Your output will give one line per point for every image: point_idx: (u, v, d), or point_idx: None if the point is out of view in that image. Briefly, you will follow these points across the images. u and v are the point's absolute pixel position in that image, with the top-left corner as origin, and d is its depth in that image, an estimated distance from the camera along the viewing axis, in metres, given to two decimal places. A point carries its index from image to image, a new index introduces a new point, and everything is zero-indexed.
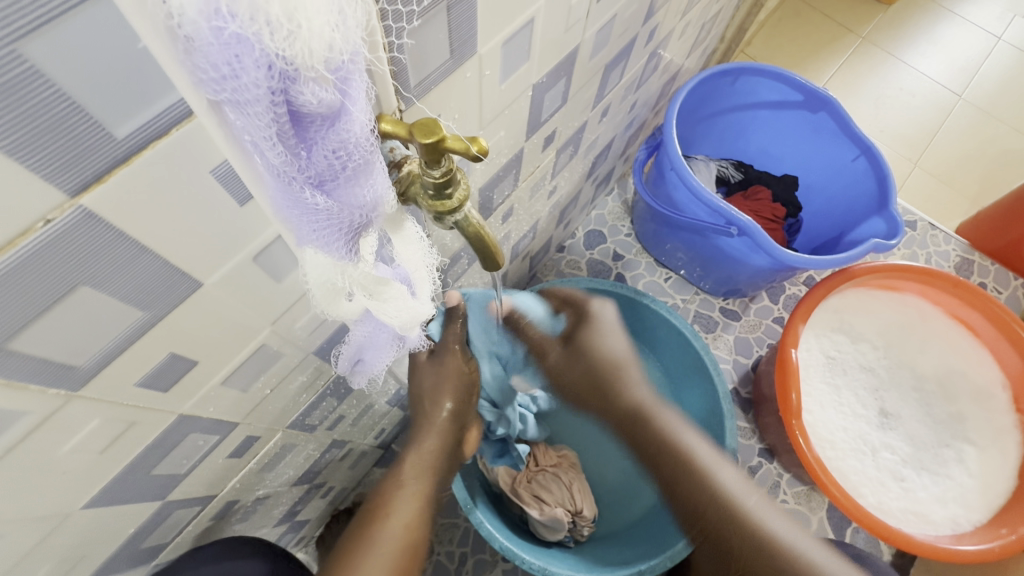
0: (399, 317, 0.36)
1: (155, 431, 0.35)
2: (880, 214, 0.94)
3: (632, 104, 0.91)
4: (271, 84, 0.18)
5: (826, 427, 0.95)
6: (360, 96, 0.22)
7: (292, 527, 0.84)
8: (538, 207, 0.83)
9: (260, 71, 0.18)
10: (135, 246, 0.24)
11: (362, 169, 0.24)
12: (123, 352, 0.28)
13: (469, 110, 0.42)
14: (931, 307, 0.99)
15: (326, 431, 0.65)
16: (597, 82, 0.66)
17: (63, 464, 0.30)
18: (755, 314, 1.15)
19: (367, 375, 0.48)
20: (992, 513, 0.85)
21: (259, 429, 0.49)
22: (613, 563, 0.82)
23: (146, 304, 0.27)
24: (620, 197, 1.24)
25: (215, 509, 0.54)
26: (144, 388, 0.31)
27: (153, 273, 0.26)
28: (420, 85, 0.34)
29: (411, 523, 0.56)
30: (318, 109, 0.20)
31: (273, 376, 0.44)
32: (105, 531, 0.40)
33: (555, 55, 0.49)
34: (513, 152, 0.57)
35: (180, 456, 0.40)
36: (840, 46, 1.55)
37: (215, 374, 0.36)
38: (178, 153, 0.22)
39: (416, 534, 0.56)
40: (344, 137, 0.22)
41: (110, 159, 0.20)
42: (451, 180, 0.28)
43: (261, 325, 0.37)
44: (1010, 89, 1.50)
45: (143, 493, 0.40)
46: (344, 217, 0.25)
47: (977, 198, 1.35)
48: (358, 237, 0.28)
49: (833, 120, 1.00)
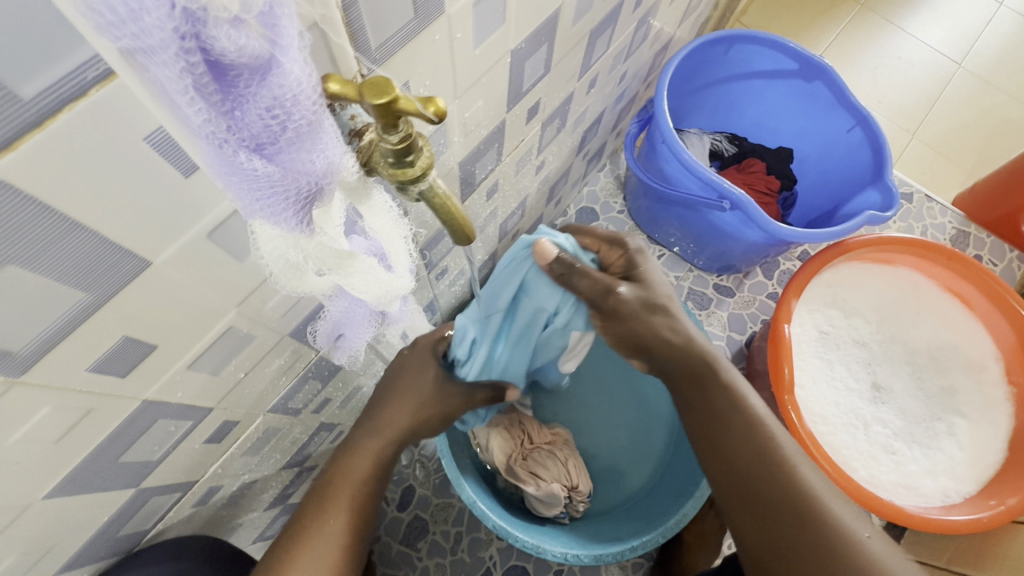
0: (371, 292, 0.35)
1: (117, 418, 0.34)
2: (875, 185, 0.92)
3: (622, 75, 0.88)
4: (177, 26, 0.16)
5: (818, 402, 0.95)
6: (293, 46, 0.20)
7: (284, 510, 0.84)
8: (526, 183, 0.81)
9: (163, 10, 0.16)
10: (65, 221, 0.22)
11: (304, 129, 0.22)
12: (67, 336, 0.26)
13: (441, 76, 0.39)
14: (925, 280, 0.98)
15: (312, 414, 0.64)
16: (582, 50, 0.63)
17: (15, 452, 0.29)
18: (749, 290, 1.14)
19: (348, 351, 0.47)
20: (982, 485, 0.86)
21: (236, 414, 0.48)
22: (604, 540, 0.82)
23: (85, 284, 0.25)
24: (611, 173, 1.22)
25: (196, 495, 0.53)
26: (99, 373, 0.30)
27: (90, 249, 0.24)
28: (382, 48, 0.32)
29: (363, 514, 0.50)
30: (241, 59, 0.18)
31: (247, 359, 0.42)
32: (75, 520, 0.39)
33: (534, 19, 0.47)
34: (493, 124, 0.55)
35: (151, 442, 0.39)
36: (838, 14, 1.50)
37: (179, 357, 0.35)
38: (102, 118, 0.20)
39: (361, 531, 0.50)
40: (279, 92, 0.20)
41: (19, 123, 0.18)
42: (411, 147, 0.26)
43: (227, 305, 0.35)
44: (1010, 57, 1.46)
45: (113, 480, 0.39)
46: (289, 184, 0.23)
47: (974, 170, 1.33)
48: (310, 208, 0.26)
49: (829, 88, 0.97)
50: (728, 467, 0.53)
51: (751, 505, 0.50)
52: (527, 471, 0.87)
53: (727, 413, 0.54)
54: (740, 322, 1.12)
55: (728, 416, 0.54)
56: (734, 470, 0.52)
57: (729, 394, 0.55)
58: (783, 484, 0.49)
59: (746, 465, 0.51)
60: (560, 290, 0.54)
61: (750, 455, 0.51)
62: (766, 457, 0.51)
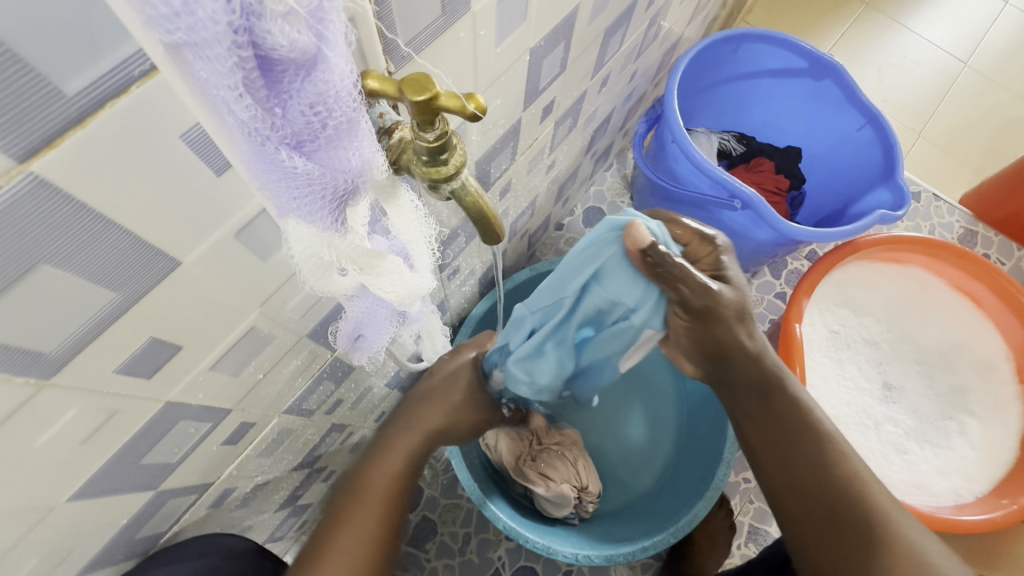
0: (396, 291, 0.34)
1: (140, 420, 0.33)
2: (886, 184, 0.92)
3: (633, 74, 0.88)
4: (231, 20, 0.16)
5: (829, 401, 0.94)
6: (339, 42, 0.19)
7: (294, 512, 0.83)
8: (536, 183, 0.81)
9: (218, 4, 0.15)
10: (100, 221, 0.22)
11: (344, 126, 0.22)
12: (96, 337, 0.26)
13: (463, 74, 0.39)
14: (934, 279, 0.98)
15: (325, 416, 0.64)
16: (596, 48, 0.63)
17: (41, 455, 0.29)
18: (757, 290, 1.14)
19: (368, 352, 0.46)
20: (994, 484, 0.85)
21: (253, 415, 0.47)
22: (615, 540, 0.81)
23: (116, 285, 0.25)
24: (618, 172, 1.22)
25: (211, 497, 0.53)
26: (125, 375, 0.30)
27: (122, 249, 0.24)
28: (409, 45, 0.32)
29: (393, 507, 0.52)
30: (290, 55, 0.18)
31: (266, 360, 0.42)
32: (95, 523, 0.38)
33: (553, 16, 0.46)
34: (509, 123, 0.54)
35: (171, 444, 0.39)
36: (844, 13, 1.50)
37: (202, 359, 0.35)
38: (141, 115, 0.20)
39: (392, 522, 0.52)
40: (323, 89, 0.20)
41: (62, 120, 0.18)
42: (446, 145, 0.26)
43: (250, 306, 0.35)
44: (1015, 56, 1.46)
45: (133, 483, 0.38)
46: (326, 182, 0.23)
47: (981, 169, 1.32)
48: (343, 206, 0.26)
49: (838, 87, 0.97)
50: (798, 485, 0.52)
51: (821, 521, 0.50)
52: (538, 472, 0.86)
53: (798, 426, 0.53)
54: None
55: (796, 429, 0.53)
56: (805, 486, 0.51)
57: (796, 408, 0.53)
58: (854, 501, 0.50)
59: (818, 483, 0.51)
60: (644, 282, 0.45)
61: (820, 472, 0.51)
62: (836, 473, 0.51)
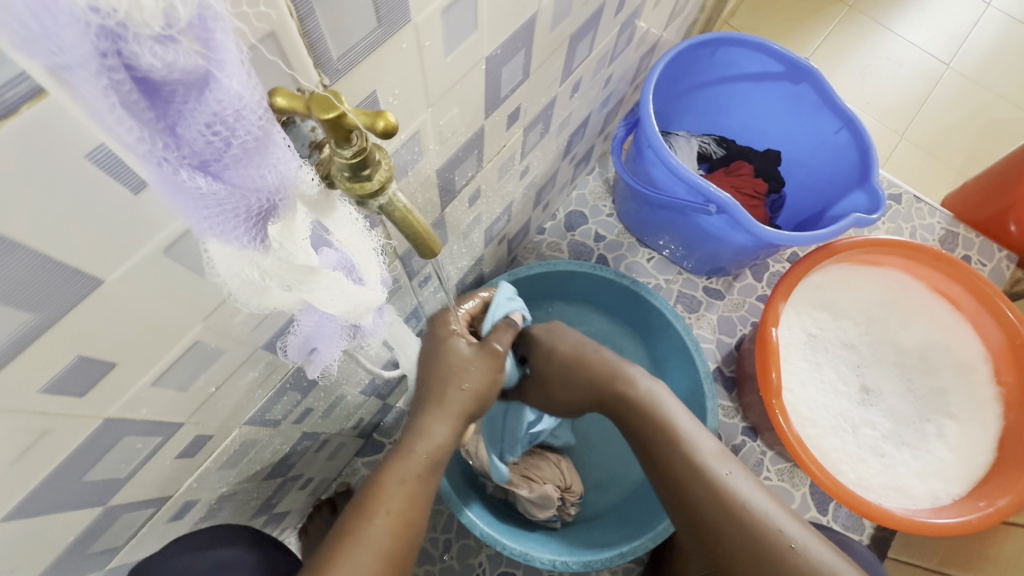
0: (340, 306, 0.34)
1: (79, 437, 0.33)
2: (862, 187, 0.92)
3: (607, 78, 0.88)
4: (98, 44, 0.16)
5: (807, 405, 0.94)
6: (231, 61, 0.19)
7: (269, 521, 0.83)
8: (510, 188, 0.81)
9: (79, 28, 0.15)
10: (1, 242, 0.21)
11: (249, 145, 0.21)
12: (14, 358, 0.26)
13: (411, 85, 0.39)
14: (913, 282, 0.98)
15: (293, 425, 0.64)
16: (563, 55, 0.63)
17: None
18: (739, 293, 1.14)
19: (323, 365, 0.46)
20: (971, 486, 0.85)
21: (209, 428, 0.47)
22: (595, 546, 0.81)
23: (31, 305, 0.24)
24: (600, 176, 1.22)
25: (172, 509, 0.52)
26: (55, 394, 0.29)
27: (33, 270, 0.23)
28: (344, 58, 0.31)
29: (404, 517, 0.49)
30: (173, 76, 0.18)
31: (217, 373, 0.42)
32: (42, 540, 0.38)
33: (509, 25, 0.46)
34: (471, 131, 0.54)
35: (117, 459, 0.38)
36: (827, 15, 1.50)
37: (142, 375, 0.34)
38: (34, 135, 0.20)
39: (405, 536, 0.49)
40: (218, 108, 0.20)
41: None
42: (367, 161, 0.25)
43: (191, 320, 0.34)
44: (998, 58, 1.47)
45: (79, 499, 0.38)
46: (239, 201, 0.23)
47: (963, 170, 1.33)
48: (263, 223, 0.25)
49: (814, 91, 0.97)
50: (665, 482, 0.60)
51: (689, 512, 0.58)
52: (520, 475, 0.86)
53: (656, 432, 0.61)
54: (730, 325, 1.12)
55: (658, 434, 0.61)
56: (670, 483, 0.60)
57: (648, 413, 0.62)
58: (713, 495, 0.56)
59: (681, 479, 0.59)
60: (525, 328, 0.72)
61: (681, 475, 0.59)
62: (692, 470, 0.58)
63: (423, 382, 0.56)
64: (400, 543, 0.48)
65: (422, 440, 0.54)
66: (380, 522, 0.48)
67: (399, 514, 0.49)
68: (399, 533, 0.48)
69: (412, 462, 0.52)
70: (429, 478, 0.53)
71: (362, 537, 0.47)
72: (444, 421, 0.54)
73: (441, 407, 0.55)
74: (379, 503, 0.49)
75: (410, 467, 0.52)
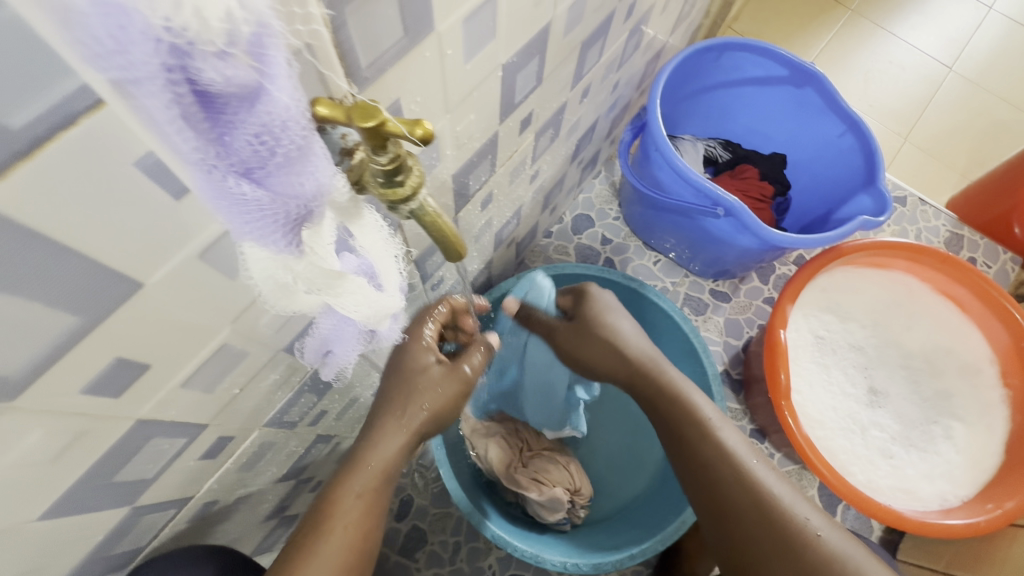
0: (362, 311, 0.34)
1: (110, 438, 0.34)
2: (868, 190, 0.93)
3: (615, 83, 0.88)
4: (164, 61, 0.17)
5: (816, 407, 0.95)
6: (281, 75, 0.20)
7: (281, 523, 0.83)
8: (520, 192, 0.81)
9: (149, 45, 0.16)
10: (54, 248, 0.22)
11: (292, 154, 0.22)
12: (59, 359, 0.26)
13: (432, 92, 0.40)
14: (919, 284, 0.99)
15: (308, 427, 0.64)
16: (574, 60, 0.64)
17: (6, 477, 0.29)
18: (745, 295, 1.15)
19: (336, 369, 0.46)
20: (980, 488, 0.86)
21: (231, 429, 0.47)
22: (604, 548, 0.81)
23: (78, 308, 0.25)
24: (607, 179, 1.22)
25: (192, 510, 0.53)
26: (93, 396, 0.30)
27: (81, 275, 0.24)
28: (372, 67, 0.32)
29: (363, 531, 0.49)
30: (229, 89, 0.19)
31: (241, 375, 0.42)
32: (70, 540, 0.39)
33: (525, 33, 0.47)
34: (486, 136, 0.55)
35: (144, 460, 0.39)
36: (830, 19, 1.51)
37: (172, 376, 0.35)
38: (91, 146, 0.20)
39: (363, 547, 0.49)
40: (267, 119, 0.20)
41: (8, 154, 0.18)
42: (401, 167, 0.26)
43: (220, 323, 0.35)
44: (1000, 61, 1.48)
45: (107, 500, 0.39)
46: (280, 208, 0.24)
47: (966, 172, 1.34)
48: (299, 229, 0.26)
49: (819, 95, 0.98)
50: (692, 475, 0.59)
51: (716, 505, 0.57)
52: (530, 477, 0.86)
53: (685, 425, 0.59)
54: (737, 327, 1.12)
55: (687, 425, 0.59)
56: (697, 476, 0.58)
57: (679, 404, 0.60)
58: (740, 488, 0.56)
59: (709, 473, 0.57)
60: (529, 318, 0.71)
61: (708, 467, 0.57)
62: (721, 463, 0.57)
63: (385, 393, 0.53)
64: (353, 555, 0.48)
65: (376, 453, 0.51)
66: (335, 536, 0.48)
67: (356, 529, 0.49)
68: (355, 548, 0.48)
69: (367, 477, 0.50)
70: (387, 487, 0.52)
71: (316, 554, 0.46)
72: (401, 435, 0.52)
73: (400, 422, 0.52)
74: (333, 520, 0.48)
75: (364, 480, 0.50)
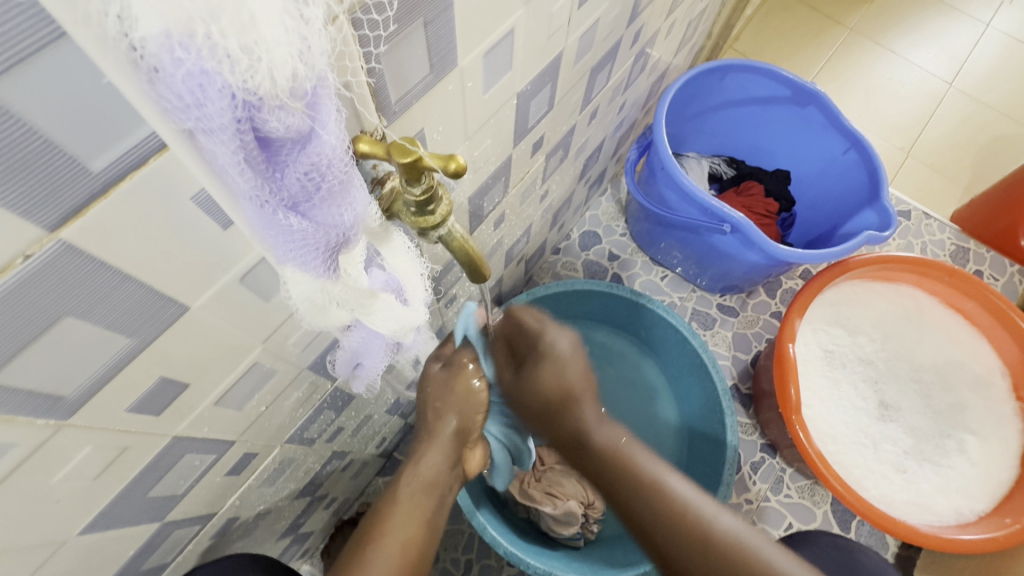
0: (389, 326, 0.36)
1: (149, 454, 0.35)
2: (872, 205, 0.94)
3: (622, 105, 0.91)
4: (235, 113, 0.19)
5: (827, 421, 0.95)
6: (331, 120, 0.22)
7: (295, 540, 0.84)
8: (530, 211, 0.83)
9: (224, 101, 0.18)
10: (118, 275, 0.24)
11: (335, 188, 0.24)
12: (110, 379, 0.28)
13: (453, 122, 0.42)
14: (927, 298, 1.00)
15: (326, 443, 0.65)
16: (584, 85, 0.66)
17: (57, 492, 0.31)
18: (753, 310, 1.15)
19: (367, 380, 0.48)
20: (995, 502, 0.86)
21: (256, 446, 0.49)
22: (617, 564, 0.80)
23: (131, 331, 0.27)
24: (613, 197, 1.25)
25: (216, 525, 0.54)
26: (136, 413, 0.32)
27: (137, 300, 0.26)
28: (401, 101, 0.34)
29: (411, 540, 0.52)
30: (286, 134, 0.21)
31: (269, 393, 0.44)
32: (104, 554, 0.40)
33: (539, 62, 0.49)
34: (501, 159, 0.57)
35: (177, 476, 0.40)
36: (829, 38, 1.55)
37: (208, 395, 0.37)
38: (153, 183, 0.22)
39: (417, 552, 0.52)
40: (315, 159, 0.23)
41: (88, 191, 0.20)
42: (432, 197, 0.28)
43: (254, 342, 0.37)
44: (1001, 76, 1.50)
45: (142, 514, 0.40)
46: (320, 238, 0.26)
47: (970, 185, 1.34)
48: (336, 255, 0.28)
49: (822, 113, 1.00)
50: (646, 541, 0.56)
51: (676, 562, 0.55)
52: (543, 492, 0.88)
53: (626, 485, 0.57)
54: (745, 342, 1.13)
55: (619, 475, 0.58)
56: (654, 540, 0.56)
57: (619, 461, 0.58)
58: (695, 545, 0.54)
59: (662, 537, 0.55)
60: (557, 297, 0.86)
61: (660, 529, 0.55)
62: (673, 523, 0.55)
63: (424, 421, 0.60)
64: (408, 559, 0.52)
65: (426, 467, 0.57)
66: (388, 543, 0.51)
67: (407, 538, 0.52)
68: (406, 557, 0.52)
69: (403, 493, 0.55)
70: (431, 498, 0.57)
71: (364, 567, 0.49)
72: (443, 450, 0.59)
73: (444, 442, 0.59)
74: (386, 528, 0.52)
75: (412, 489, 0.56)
